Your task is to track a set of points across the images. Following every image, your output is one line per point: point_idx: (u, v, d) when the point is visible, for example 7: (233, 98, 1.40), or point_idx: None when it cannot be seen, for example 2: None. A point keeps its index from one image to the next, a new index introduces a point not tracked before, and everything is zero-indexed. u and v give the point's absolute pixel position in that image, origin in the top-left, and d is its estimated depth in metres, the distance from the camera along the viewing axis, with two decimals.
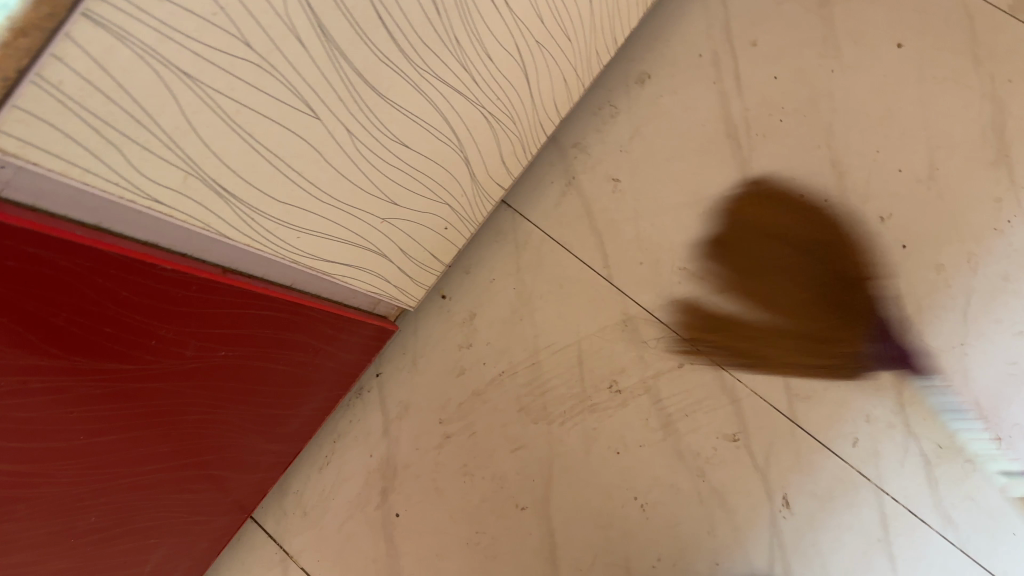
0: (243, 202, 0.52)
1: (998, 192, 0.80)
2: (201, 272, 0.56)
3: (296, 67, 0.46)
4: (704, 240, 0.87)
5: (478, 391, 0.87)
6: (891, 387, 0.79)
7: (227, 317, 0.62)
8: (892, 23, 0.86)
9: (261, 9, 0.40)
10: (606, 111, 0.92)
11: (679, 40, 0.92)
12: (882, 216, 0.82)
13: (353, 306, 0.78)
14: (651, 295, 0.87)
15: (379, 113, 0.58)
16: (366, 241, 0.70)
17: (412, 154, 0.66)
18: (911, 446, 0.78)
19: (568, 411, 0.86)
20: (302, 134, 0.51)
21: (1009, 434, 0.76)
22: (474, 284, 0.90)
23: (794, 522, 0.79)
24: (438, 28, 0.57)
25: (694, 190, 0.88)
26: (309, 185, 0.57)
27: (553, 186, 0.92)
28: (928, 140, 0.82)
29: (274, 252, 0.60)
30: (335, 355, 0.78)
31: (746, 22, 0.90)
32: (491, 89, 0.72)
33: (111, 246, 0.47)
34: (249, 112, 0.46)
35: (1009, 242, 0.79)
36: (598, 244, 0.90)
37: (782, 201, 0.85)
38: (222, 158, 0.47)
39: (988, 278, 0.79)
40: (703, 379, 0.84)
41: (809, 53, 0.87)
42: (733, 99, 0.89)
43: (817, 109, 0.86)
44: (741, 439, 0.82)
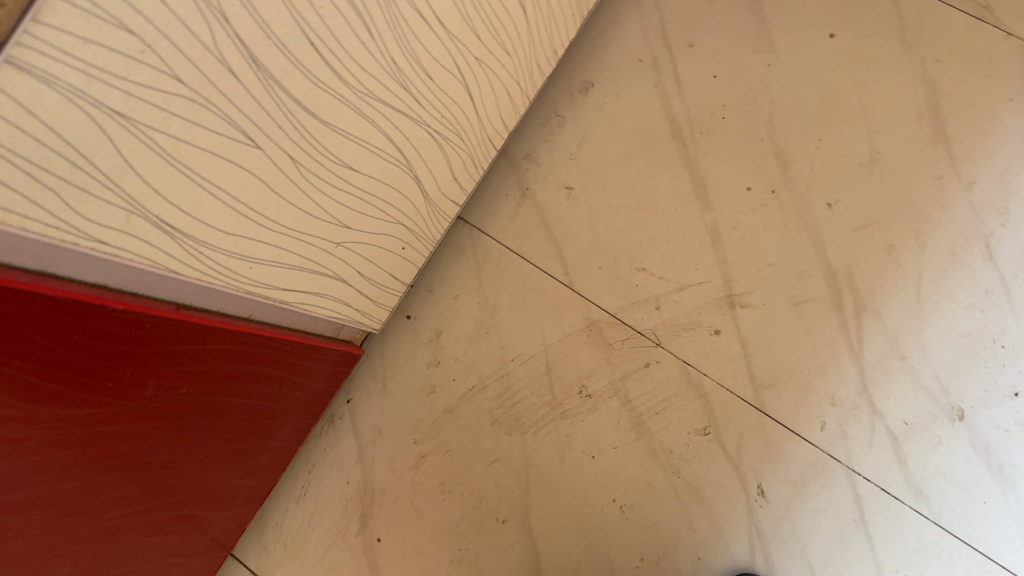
0: (207, 242, 0.53)
1: (939, 170, 0.82)
2: (156, 311, 0.54)
3: (232, 99, 0.47)
4: (660, 240, 0.87)
5: (449, 408, 0.89)
6: (852, 368, 0.80)
7: (190, 354, 0.60)
8: (824, 15, 0.88)
9: (188, 43, 0.42)
10: (553, 121, 0.93)
11: (617, 46, 0.93)
12: (828, 202, 0.84)
13: (317, 333, 0.77)
14: (613, 298, 0.88)
15: (324, 140, 0.58)
16: (323, 268, 0.68)
17: (363, 177, 0.65)
18: (877, 425, 0.79)
19: (540, 419, 0.87)
20: (245, 165, 0.51)
21: (970, 405, 0.78)
22: (437, 303, 0.92)
23: (770, 510, 0.80)
24: (378, 53, 0.57)
25: (645, 192, 0.89)
26: (260, 216, 0.56)
27: (508, 200, 0.93)
28: (867, 125, 0.84)
29: (229, 285, 0.58)
30: (300, 384, 0.78)
31: (681, 24, 0.91)
32: (437, 106, 0.70)
33: (56, 290, 0.46)
34: (190, 147, 0.46)
35: (954, 218, 0.81)
36: (557, 253, 0.90)
37: (731, 195, 0.86)
38: (170, 198, 0.47)
39: (938, 254, 0.81)
40: (670, 375, 0.84)
41: (744, 50, 0.89)
42: (675, 99, 0.90)
43: (756, 103, 0.87)
44: (711, 432, 0.82)
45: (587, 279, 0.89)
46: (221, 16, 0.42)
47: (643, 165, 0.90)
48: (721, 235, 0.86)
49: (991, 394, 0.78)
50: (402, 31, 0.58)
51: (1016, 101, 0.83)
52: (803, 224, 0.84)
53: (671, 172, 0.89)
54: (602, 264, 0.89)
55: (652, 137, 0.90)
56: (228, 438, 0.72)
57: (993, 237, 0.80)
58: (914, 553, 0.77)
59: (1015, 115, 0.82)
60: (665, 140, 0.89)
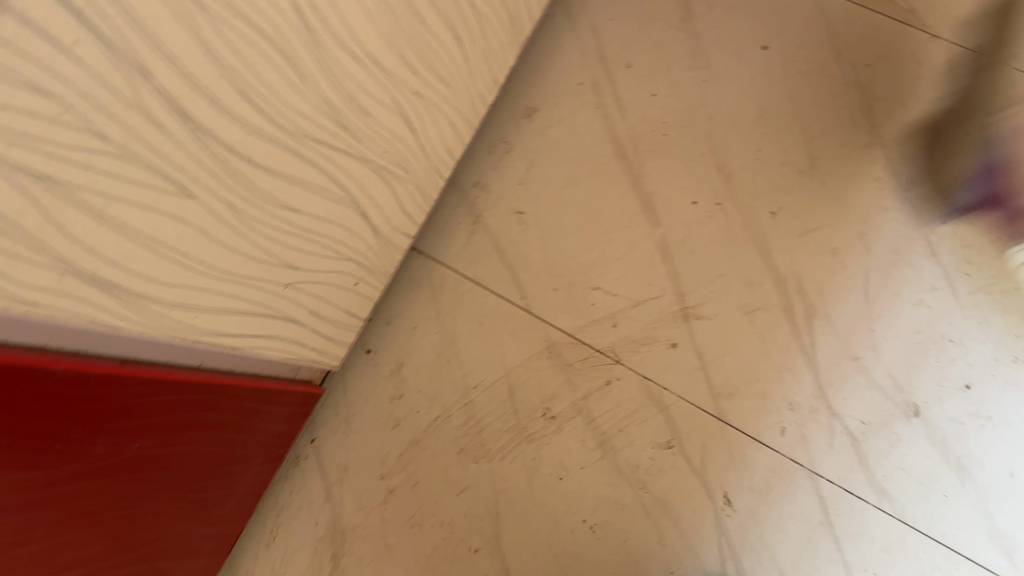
0: (148, 295, 0.52)
1: (877, 172, 0.84)
2: (99, 368, 0.54)
3: (163, 152, 0.47)
4: (611, 258, 0.89)
5: (415, 440, 0.88)
6: (807, 372, 0.82)
7: (141, 408, 0.60)
8: (754, 28, 0.90)
9: (112, 101, 0.42)
10: (500, 148, 0.95)
11: (557, 71, 0.94)
12: (772, 211, 0.85)
13: (274, 376, 0.77)
14: (570, 319, 0.88)
15: (263, 184, 0.58)
16: (272, 311, 0.68)
17: (306, 218, 0.66)
18: (836, 427, 0.80)
19: (506, 445, 0.87)
20: (182, 215, 0.51)
21: (924, 400, 0.80)
22: (396, 336, 0.92)
23: (738, 518, 0.81)
24: (312, 94, 0.58)
25: (595, 211, 0.90)
26: (201, 264, 0.56)
27: (460, 228, 0.94)
28: (804, 132, 0.86)
29: (175, 336, 0.58)
30: (261, 428, 0.77)
31: (617, 46, 0.93)
32: (378, 142, 0.70)
33: None
34: (122, 202, 0.46)
35: (894, 218, 0.83)
36: (512, 277, 0.91)
37: (677, 210, 0.88)
38: (105, 255, 0.47)
39: (882, 254, 0.82)
40: (631, 391, 0.85)
41: (680, 67, 0.91)
42: (617, 120, 0.91)
43: (696, 118, 0.89)
44: (675, 446, 0.83)
45: (543, 301, 0.89)
46: (143, 71, 0.43)
47: (591, 185, 0.91)
48: (670, 249, 0.87)
49: (943, 388, 0.79)
50: (335, 71, 0.59)
51: (945, 100, 0.84)
52: (749, 233, 0.85)
53: (619, 190, 0.90)
54: (557, 285, 0.89)
55: (598, 157, 0.91)
56: (189, 489, 0.71)
57: (934, 234, 0.82)
58: (881, 551, 0.78)
59: (946, 113, 0.84)
60: (610, 159, 0.91)
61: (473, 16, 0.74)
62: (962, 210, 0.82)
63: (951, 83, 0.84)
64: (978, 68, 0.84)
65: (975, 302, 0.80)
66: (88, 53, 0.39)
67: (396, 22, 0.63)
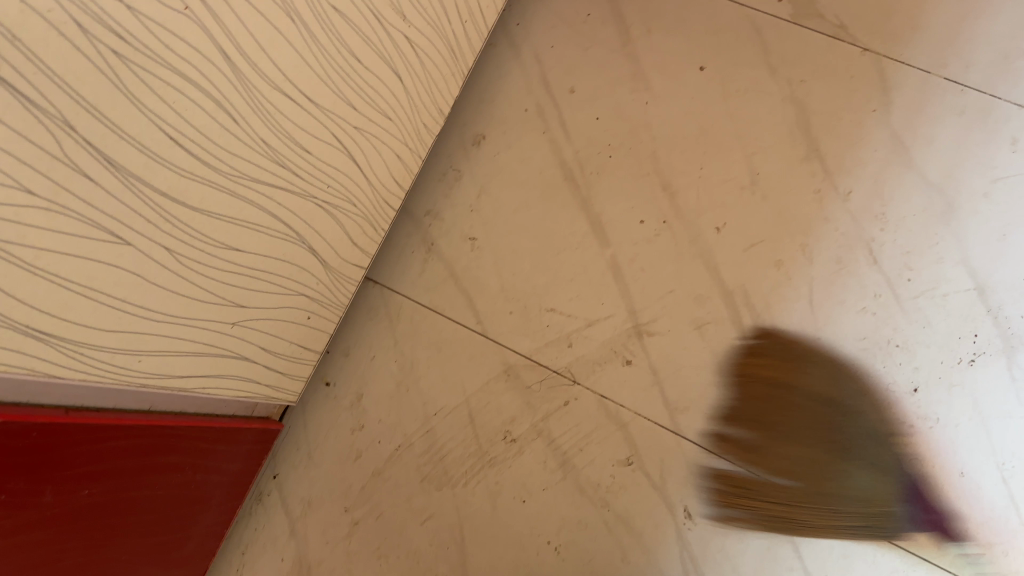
0: (86, 343, 0.53)
1: (817, 184, 0.86)
2: (43, 418, 0.54)
3: (93, 202, 0.48)
4: (563, 279, 0.90)
5: (378, 471, 0.89)
6: (758, 382, 0.83)
7: (87, 455, 0.60)
8: (692, 49, 0.91)
9: (34, 157, 0.43)
10: (450, 175, 0.96)
11: (503, 98, 0.96)
12: (717, 226, 0.87)
13: (229, 415, 0.77)
14: (526, 341, 0.89)
15: (201, 227, 0.58)
16: (222, 349, 0.68)
17: (250, 256, 0.66)
18: (789, 435, 0.82)
19: (468, 471, 0.87)
20: (117, 263, 0.52)
21: (874, 405, 0.81)
22: (355, 367, 0.92)
23: (698, 531, 0.82)
24: (246, 136, 0.58)
25: (545, 234, 0.91)
26: (140, 309, 0.56)
27: (414, 256, 0.94)
28: (744, 148, 0.88)
29: (118, 382, 0.58)
30: (217, 467, 0.77)
31: (560, 71, 0.95)
32: (320, 179, 0.71)
33: None
34: (54, 255, 0.47)
35: (836, 229, 0.85)
36: (467, 303, 0.92)
37: (626, 229, 0.89)
38: (40, 307, 0.48)
39: (825, 264, 0.84)
40: (589, 411, 0.86)
41: (621, 90, 0.92)
42: (563, 144, 0.93)
43: (639, 139, 0.91)
44: (634, 462, 0.84)
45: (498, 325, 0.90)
46: (65, 126, 0.44)
47: (541, 208, 0.92)
48: (621, 268, 0.88)
49: (891, 393, 0.81)
50: (268, 113, 0.60)
51: (880, 111, 0.86)
52: (696, 249, 0.87)
53: (568, 212, 0.91)
54: (512, 309, 0.90)
55: (546, 180, 0.93)
56: (145, 533, 0.71)
57: (875, 242, 0.84)
58: (840, 556, 0.80)
59: (881, 124, 0.86)
60: (558, 182, 0.92)
61: (411, 51, 0.76)
62: (901, 217, 0.84)
63: (885, 93, 0.86)
64: (910, 78, 0.86)
65: (918, 307, 0.82)
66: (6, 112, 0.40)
67: (328, 61, 0.64)
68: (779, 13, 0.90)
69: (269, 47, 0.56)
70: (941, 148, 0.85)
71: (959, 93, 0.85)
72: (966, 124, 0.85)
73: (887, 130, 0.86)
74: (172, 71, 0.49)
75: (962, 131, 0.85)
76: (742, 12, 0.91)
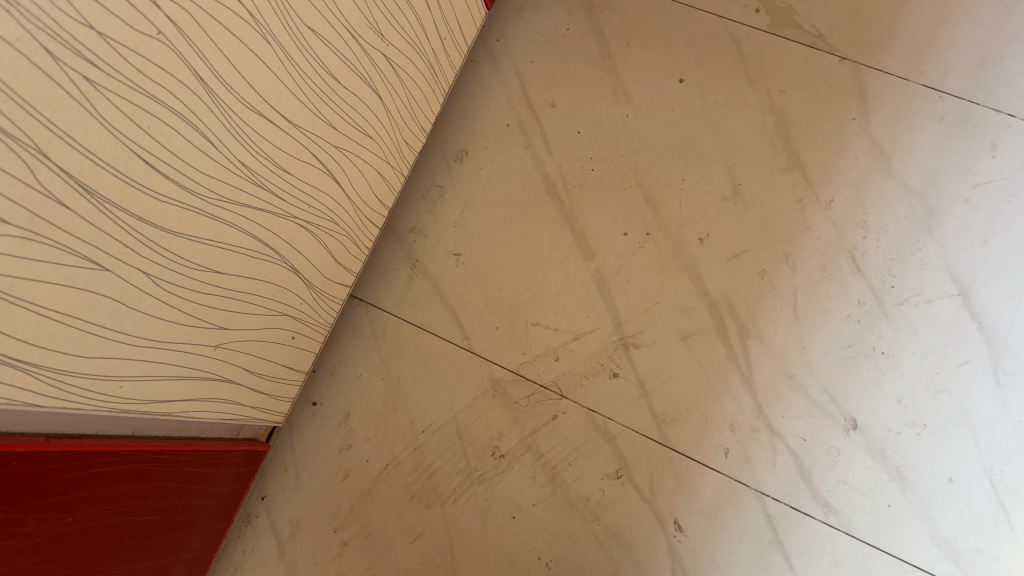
0: (66, 370, 0.53)
1: (798, 194, 0.86)
2: (22, 446, 0.53)
3: (68, 229, 0.48)
4: (549, 293, 0.90)
5: (366, 490, 0.88)
6: (745, 392, 0.83)
7: (69, 482, 0.59)
8: (671, 61, 0.92)
9: (7, 185, 0.43)
10: (434, 191, 0.96)
11: (485, 114, 0.96)
12: (700, 237, 0.87)
13: (214, 437, 0.77)
14: (512, 356, 0.89)
15: (180, 251, 0.58)
16: (204, 372, 0.68)
17: (231, 278, 0.66)
18: (778, 445, 0.82)
19: (457, 487, 0.87)
20: (94, 289, 0.52)
21: (861, 413, 0.81)
22: (341, 385, 0.92)
23: (689, 543, 0.81)
24: (224, 159, 0.58)
25: (529, 248, 0.91)
26: (119, 334, 0.56)
27: (399, 273, 0.94)
28: (725, 159, 0.89)
29: (99, 408, 0.58)
30: (203, 491, 0.77)
31: (541, 86, 0.95)
32: (300, 199, 0.71)
33: None
34: (30, 283, 0.47)
35: (819, 237, 0.85)
36: (453, 319, 0.91)
37: (609, 241, 0.89)
38: (17, 335, 0.47)
39: (809, 272, 0.85)
40: (577, 425, 0.85)
41: (602, 103, 0.93)
42: (545, 158, 0.93)
43: (621, 152, 0.91)
44: (624, 475, 0.84)
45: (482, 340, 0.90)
46: (38, 152, 0.43)
47: (525, 222, 0.92)
48: (606, 281, 0.88)
49: (878, 400, 0.81)
50: (247, 135, 0.60)
51: (859, 119, 0.87)
52: (680, 261, 0.87)
53: (552, 226, 0.91)
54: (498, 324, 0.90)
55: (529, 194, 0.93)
56: (130, 560, 0.70)
57: (857, 250, 0.84)
58: (831, 565, 0.79)
59: (861, 132, 0.87)
60: (542, 196, 0.92)
61: (390, 70, 0.76)
62: (883, 225, 0.84)
63: (863, 102, 0.87)
64: (888, 86, 0.87)
65: (902, 313, 0.82)
66: None
67: (307, 82, 0.64)
68: (757, 24, 0.91)
69: (246, 70, 0.56)
70: (920, 155, 0.85)
71: (937, 99, 0.86)
72: (945, 131, 0.85)
73: (867, 138, 0.86)
74: (147, 96, 0.49)
75: (941, 138, 0.85)
76: (721, 24, 0.92)
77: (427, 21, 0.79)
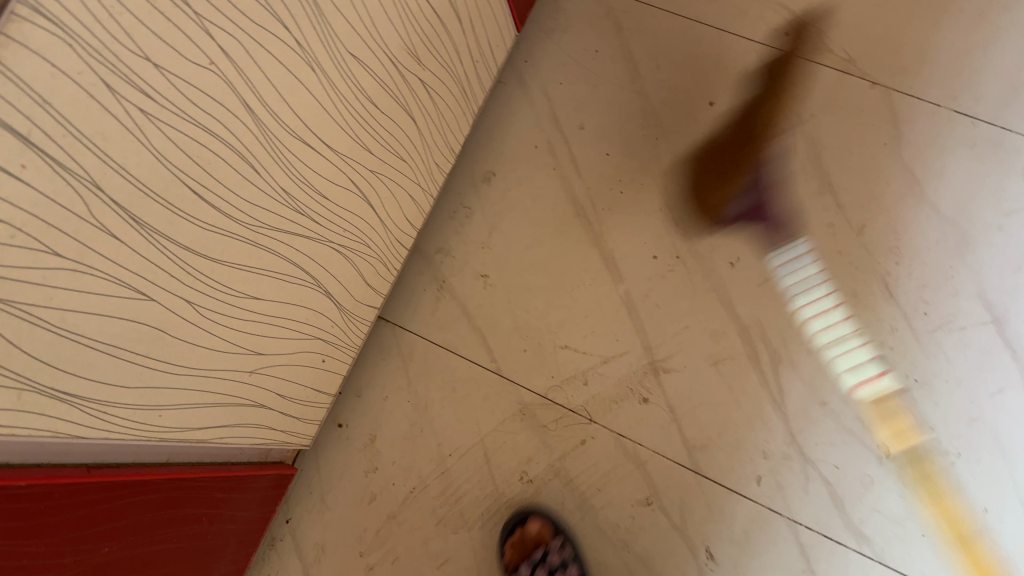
0: (110, 401, 0.52)
1: (831, 218, 0.86)
2: (64, 477, 0.52)
3: (118, 260, 0.47)
4: (578, 316, 0.89)
5: (393, 514, 0.87)
6: (777, 418, 0.82)
7: (106, 512, 0.58)
8: (701, 85, 0.92)
9: (61, 217, 0.42)
10: (461, 213, 0.95)
11: (513, 135, 0.96)
12: (732, 261, 0.87)
13: (243, 462, 0.76)
14: (541, 379, 0.88)
15: (221, 278, 0.58)
16: (239, 398, 0.67)
17: (268, 304, 0.65)
18: (810, 472, 0.81)
19: (484, 513, 0.86)
20: (139, 320, 0.51)
21: (894, 440, 0.80)
22: (368, 407, 0.91)
23: (721, 572, 0.80)
24: (267, 186, 0.58)
25: (557, 270, 0.91)
26: (161, 363, 0.55)
27: (426, 294, 0.93)
28: (757, 184, 0.88)
29: (138, 437, 0.57)
30: (231, 516, 0.76)
31: (569, 107, 0.94)
32: (336, 223, 0.70)
33: None
34: (79, 315, 0.46)
35: (851, 262, 0.85)
36: (481, 341, 0.91)
37: (639, 264, 0.89)
38: (65, 368, 0.47)
39: (841, 298, 0.84)
40: (607, 450, 0.85)
41: (632, 126, 0.92)
42: (574, 180, 0.93)
43: (651, 175, 0.91)
44: (654, 502, 0.83)
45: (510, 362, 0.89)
46: (93, 185, 0.43)
47: (554, 244, 0.92)
48: (636, 304, 0.88)
49: (911, 427, 0.80)
50: (289, 162, 0.59)
51: (891, 144, 0.87)
52: (711, 285, 0.87)
53: (581, 248, 0.91)
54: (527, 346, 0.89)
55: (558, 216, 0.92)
56: None
57: (891, 276, 0.84)
58: None
59: (893, 157, 0.86)
60: (571, 218, 0.92)
61: (425, 94, 0.76)
62: (916, 251, 0.84)
63: (895, 127, 0.87)
64: (920, 111, 0.87)
65: (936, 340, 0.82)
66: (37, 175, 0.39)
67: (347, 108, 0.64)
68: (787, 49, 0.91)
69: (292, 99, 0.56)
70: (952, 181, 0.85)
71: (969, 125, 0.86)
72: (977, 157, 0.85)
73: (899, 164, 0.86)
74: (198, 126, 0.48)
75: (973, 164, 0.85)
76: (751, 48, 0.91)
77: (461, 45, 0.79)
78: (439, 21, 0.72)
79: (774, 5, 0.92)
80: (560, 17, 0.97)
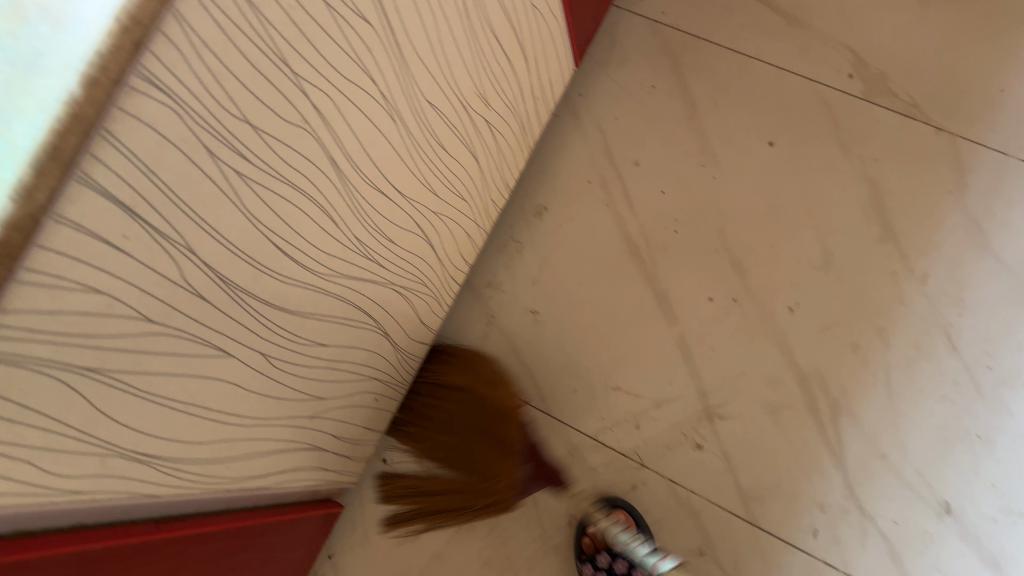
0: (183, 459, 0.51)
1: (892, 266, 0.84)
2: (136, 535, 0.51)
3: (203, 320, 0.46)
4: (630, 358, 0.87)
5: (438, 553, 0.86)
6: (835, 471, 0.81)
7: (170, 564, 0.57)
8: (760, 124, 0.90)
9: (155, 284, 0.41)
10: (511, 247, 0.93)
11: (565, 169, 0.94)
12: (790, 307, 0.85)
13: (296, 502, 0.75)
14: (591, 421, 0.86)
15: (293, 328, 0.57)
16: (299, 442, 0.66)
17: (332, 349, 0.64)
18: (869, 528, 0.79)
19: (531, 556, 0.85)
20: (217, 376, 0.50)
21: (956, 498, 0.79)
22: (413, 443, 0.89)
23: None
24: (342, 235, 0.57)
25: (610, 310, 0.89)
26: (232, 417, 0.54)
27: (473, 329, 0.92)
28: (817, 228, 0.87)
29: (205, 489, 0.56)
30: (282, 556, 0.75)
31: (624, 143, 0.93)
32: (400, 265, 0.69)
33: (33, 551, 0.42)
34: (164, 378, 0.45)
35: (913, 312, 0.83)
36: (530, 379, 0.89)
37: (695, 307, 0.87)
38: (147, 432, 0.46)
39: (902, 349, 0.82)
40: (658, 497, 0.83)
41: (688, 164, 0.91)
42: (628, 217, 0.91)
43: (707, 215, 0.89)
44: (707, 552, 0.82)
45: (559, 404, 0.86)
46: (187, 250, 0.42)
47: (606, 282, 0.89)
48: (691, 348, 0.86)
49: (974, 485, 0.79)
50: (362, 210, 0.58)
51: (955, 192, 0.85)
52: (769, 331, 0.85)
53: (634, 288, 0.89)
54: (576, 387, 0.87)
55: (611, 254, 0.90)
56: None
57: (953, 327, 0.82)
58: None
59: (957, 205, 0.84)
60: (625, 256, 0.90)
61: (489, 134, 0.74)
62: (980, 303, 0.82)
63: (960, 174, 0.85)
64: (985, 159, 0.85)
65: (1000, 397, 0.80)
66: (137, 245, 0.38)
67: (419, 153, 0.63)
68: (851, 90, 0.89)
69: (371, 148, 0.55)
70: (1019, 232, 0.83)
71: None
72: None
73: (964, 213, 0.84)
74: (284, 183, 0.47)
75: None
76: (813, 88, 0.90)
77: (525, 83, 0.77)
78: (507, 62, 0.70)
79: (837, 44, 0.90)
80: (616, 50, 0.95)
